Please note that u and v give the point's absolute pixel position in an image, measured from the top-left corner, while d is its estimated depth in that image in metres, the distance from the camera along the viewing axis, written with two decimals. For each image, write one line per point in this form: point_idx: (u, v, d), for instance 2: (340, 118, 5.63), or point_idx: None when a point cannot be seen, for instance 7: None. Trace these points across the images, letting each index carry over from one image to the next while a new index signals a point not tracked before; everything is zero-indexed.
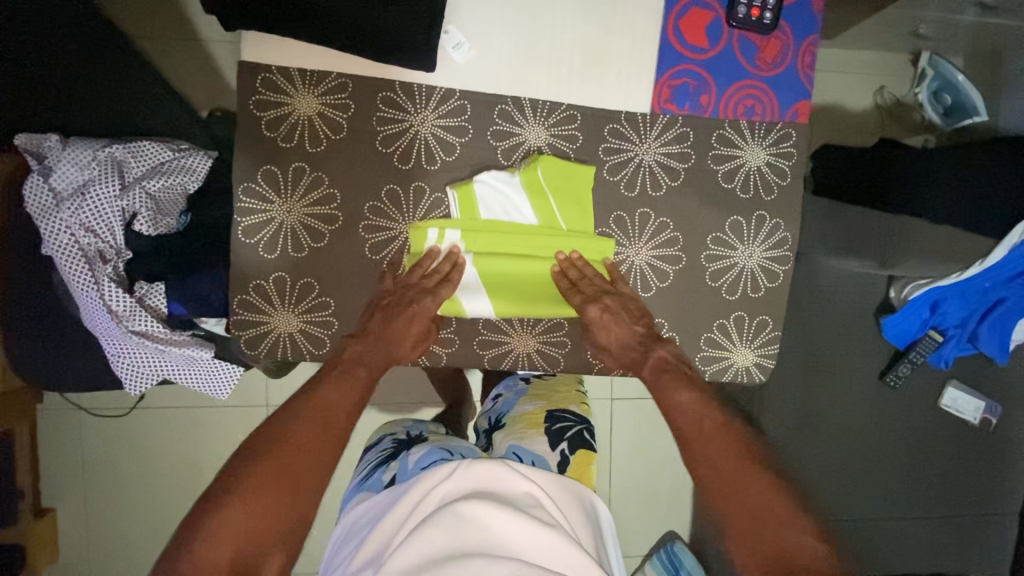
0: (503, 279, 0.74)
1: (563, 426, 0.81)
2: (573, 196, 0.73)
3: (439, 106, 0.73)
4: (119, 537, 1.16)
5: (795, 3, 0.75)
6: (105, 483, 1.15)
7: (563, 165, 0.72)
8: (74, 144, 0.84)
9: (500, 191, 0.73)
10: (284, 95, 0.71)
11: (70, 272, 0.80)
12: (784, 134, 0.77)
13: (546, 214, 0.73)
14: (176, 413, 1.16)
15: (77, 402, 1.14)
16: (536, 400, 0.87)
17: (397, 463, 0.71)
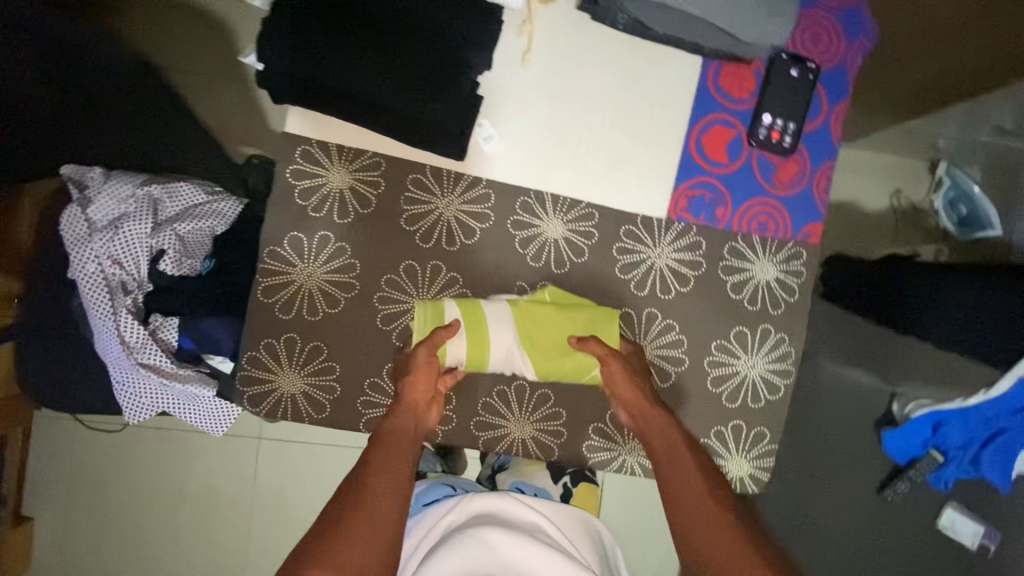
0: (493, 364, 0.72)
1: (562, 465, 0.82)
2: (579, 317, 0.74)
3: (466, 192, 0.77)
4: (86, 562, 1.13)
5: (813, 131, 0.79)
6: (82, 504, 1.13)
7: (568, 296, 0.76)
8: (116, 175, 0.80)
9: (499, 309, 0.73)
10: (321, 168, 0.75)
11: (90, 301, 0.77)
12: (795, 252, 0.79)
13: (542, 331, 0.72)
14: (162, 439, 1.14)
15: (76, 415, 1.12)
16: None
17: None
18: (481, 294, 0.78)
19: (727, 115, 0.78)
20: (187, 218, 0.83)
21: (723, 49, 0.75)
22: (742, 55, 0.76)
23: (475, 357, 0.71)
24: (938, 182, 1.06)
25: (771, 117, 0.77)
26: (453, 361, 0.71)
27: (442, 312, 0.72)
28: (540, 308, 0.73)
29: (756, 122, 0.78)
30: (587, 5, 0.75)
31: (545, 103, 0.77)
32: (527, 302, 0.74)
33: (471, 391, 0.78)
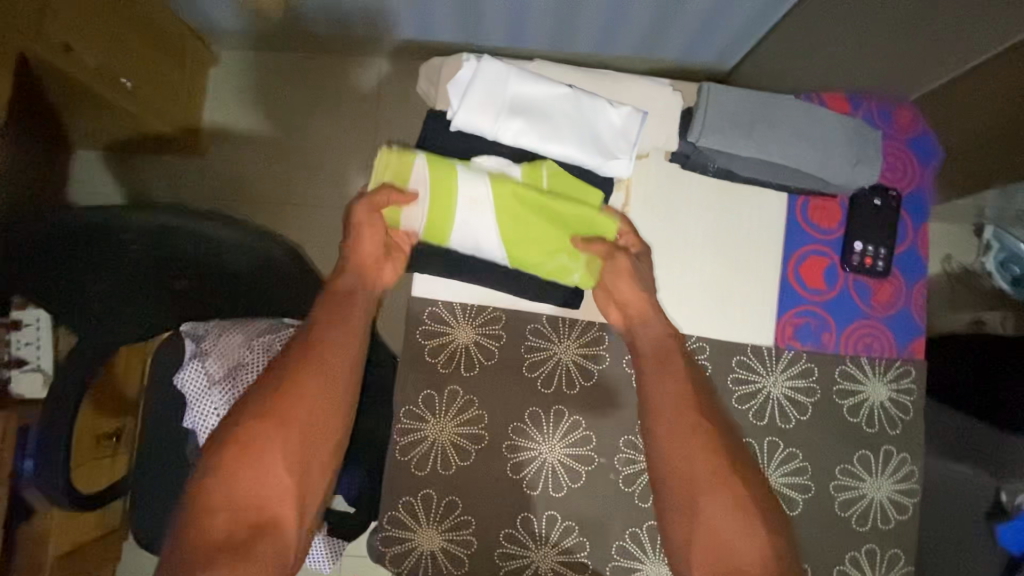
0: (445, 227, 0.72)
1: None
2: (556, 217, 0.72)
3: (581, 336, 0.80)
4: None
5: (902, 252, 0.83)
6: None
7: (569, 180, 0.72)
8: (228, 330, 0.87)
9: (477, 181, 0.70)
10: (447, 326, 0.79)
11: (208, 451, 0.83)
12: (904, 370, 0.81)
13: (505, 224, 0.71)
14: None
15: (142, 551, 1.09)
16: None
17: None
18: (605, 436, 0.79)
19: (819, 246, 0.83)
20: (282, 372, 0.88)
21: (808, 187, 0.80)
22: (828, 192, 0.81)
23: (436, 230, 0.72)
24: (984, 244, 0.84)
25: (863, 244, 0.82)
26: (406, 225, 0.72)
27: (411, 174, 0.70)
28: (523, 190, 0.70)
29: (847, 250, 0.82)
30: (678, 158, 0.81)
31: (648, 248, 0.82)
32: (515, 183, 0.70)
33: (603, 535, 0.78)
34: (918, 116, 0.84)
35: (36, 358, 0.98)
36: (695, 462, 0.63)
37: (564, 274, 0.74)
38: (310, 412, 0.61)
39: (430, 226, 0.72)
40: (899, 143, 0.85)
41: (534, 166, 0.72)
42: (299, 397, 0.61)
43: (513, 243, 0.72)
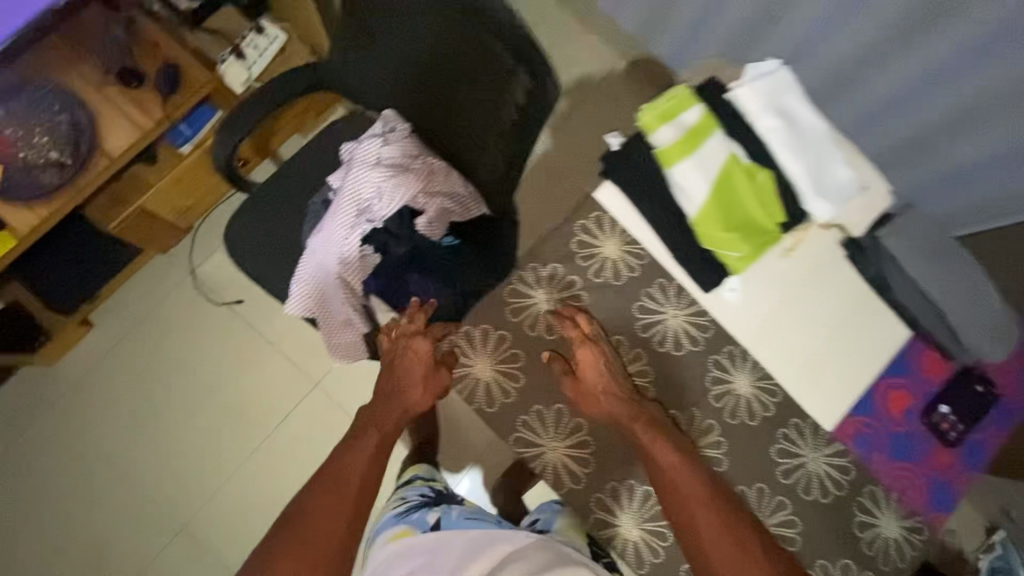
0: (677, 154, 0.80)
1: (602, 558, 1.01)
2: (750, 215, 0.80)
3: (688, 311, 1.00)
4: (120, 380, 1.46)
5: (972, 440, 0.93)
6: (151, 334, 1.48)
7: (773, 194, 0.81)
8: (412, 138, 1.11)
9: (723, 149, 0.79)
10: (598, 241, 1.09)
11: (341, 211, 1.08)
12: (916, 526, 0.91)
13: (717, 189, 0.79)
14: (237, 326, 1.50)
15: (207, 275, 1.49)
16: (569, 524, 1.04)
17: (440, 510, 0.95)
18: None
19: (915, 387, 0.92)
20: (427, 194, 1.08)
21: (933, 337, 0.91)
22: (950, 352, 0.91)
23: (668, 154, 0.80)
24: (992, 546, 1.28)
25: (948, 410, 0.91)
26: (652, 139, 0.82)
27: (683, 109, 0.82)
28: (744, 180, 0.80)
29: (932, 406, 0.91)
30: (850, 248, 0.91)
31: (785, 290, 0.91)
32: (742, 169, 0.80)
33: None
34: None
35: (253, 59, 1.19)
36: (708, 522, 0.73)
37: (727, 250, 0.81)
38: (329, 501, 0.89)
39: (672, 148, 0.80)
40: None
41: (761, 167, 0.81)
42: (301, 515, 0.86)
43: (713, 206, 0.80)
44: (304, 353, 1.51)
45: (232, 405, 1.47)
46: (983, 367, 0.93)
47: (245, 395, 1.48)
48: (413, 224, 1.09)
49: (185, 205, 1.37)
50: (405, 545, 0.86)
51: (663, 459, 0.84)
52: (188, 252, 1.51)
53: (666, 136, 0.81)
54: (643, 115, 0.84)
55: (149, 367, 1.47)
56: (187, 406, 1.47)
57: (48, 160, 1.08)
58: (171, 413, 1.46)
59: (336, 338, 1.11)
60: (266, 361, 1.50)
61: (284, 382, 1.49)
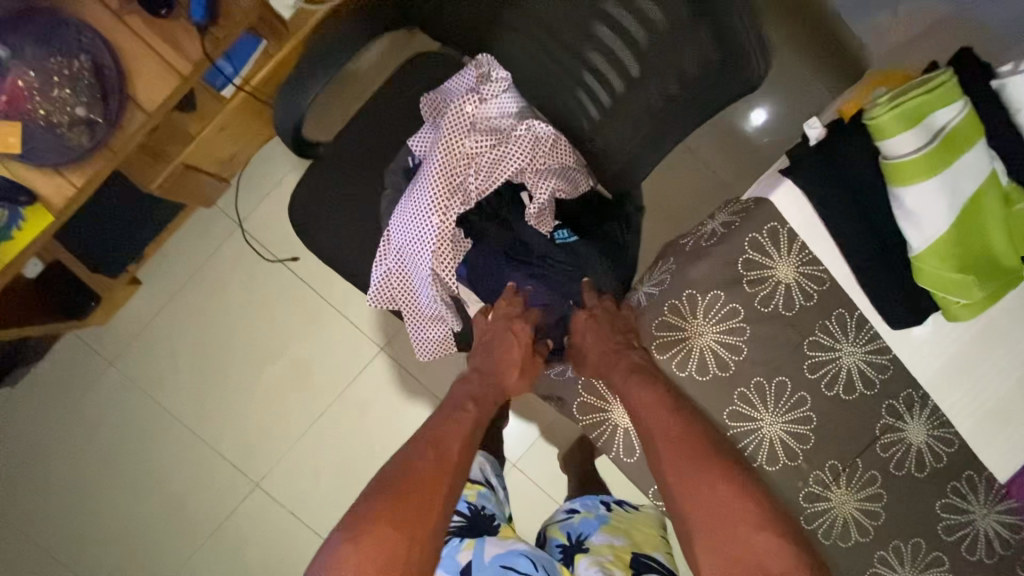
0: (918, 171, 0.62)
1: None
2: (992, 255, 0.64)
3: (873, 346, 0.73)
4: (174, 341, 1.37)
5: None
6: (205, 292, 1.37)
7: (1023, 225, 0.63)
8: (514, 96, 0.89)
9: (974, 168, 0.62)
10: (773, 254, 0.71)
11: (430, 190, 0.87)
12: None
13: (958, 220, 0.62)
14: (294, 286, 1.38)
15: (260, 230, 1.35)
16: (619, 534, 0.84)
17: (472, 549, 0.78)
18: (822, 450, 0.74)
19: None
20: (536, 170, 0.88)
21: None
22: None
23: (901, 170, 0.62)
24: None
25: None
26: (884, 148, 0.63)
27: (936, 106, 0.61)
28: (992, 209, 0.62)
29: None
30: None
31: (981, 325, 0.74)
32: (993, 193, 0.62)
33: None
34: None
35: None
36: (681, 468, 0.68)
37: (950, 291, 0.65)
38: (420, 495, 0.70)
39: (908, 166, 0.62)
40: None
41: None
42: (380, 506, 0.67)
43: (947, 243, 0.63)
44: (366, 318, 1.39)
45: (293, 370, 1.39)
46: None
47: (304, 360, 1.39)
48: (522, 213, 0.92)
49: (228, 154, 1.18)
50: None
51: (642, 397, 0.73)
52: (233, 204, 1.35)
53: (905, 144, 0.62)
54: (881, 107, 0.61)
55: (206, 329, 1.38)
56: (245, 369, 1.38)
57: (76, 117, 0.89)
58: (229, 377, 1.38)
59: (423, 333, 0.97)
60: (326, 326, 1.39)
61: (347, 349, 1.39)
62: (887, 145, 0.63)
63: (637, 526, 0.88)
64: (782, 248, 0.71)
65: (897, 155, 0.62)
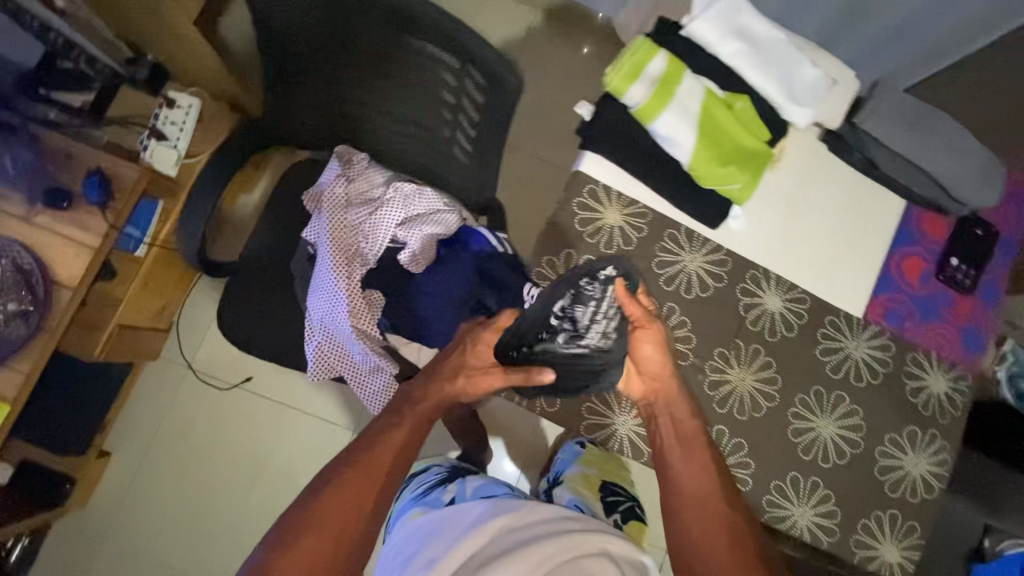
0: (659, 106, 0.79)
1: (615, 499, 1.07)
2: (743, 154, 0.81)
3: (708, 251, 0.93)
4: (156, 496, 1.41)
5: (988, 282, 0.96)
6: (174, 441, 1.43)
7: (753, 117, 0.81)
8: (377, 169, 1.07)
9: (695, 92, 0.79)
10: (599, 208, 0.91)
11: (331, 263, 1.02)
12: (962, 375, 0.93)
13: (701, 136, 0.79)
14: (256, 404, 1.47)
15: (207, 365, 1.46)
16: (588, 469, 1.13)
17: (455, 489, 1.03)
18: None
19: (923, 251, 0.95)
20: (412, 220, 1.05)
21: (931, 200, 0.94)
22: (944, 207, 0.94)
23: (645, 111, 0.79)
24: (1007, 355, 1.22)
25: (957, 261, 0.94)
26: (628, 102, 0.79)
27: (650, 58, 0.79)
28: (724, 113, 0.80)
29: (943, 260, 0.94)
30: (832, 140, 0.94)
31: (783, 202, 0.93)
32: (716, 102, 0.80)
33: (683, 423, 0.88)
34: None
35: (175, 138, 1.18)
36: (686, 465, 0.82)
37: (724, 182, 0.82)
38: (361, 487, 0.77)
39: (649, 107, 0.78)
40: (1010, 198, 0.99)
41: (734, 96, 0.81)
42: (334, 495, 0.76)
43: (707, 154, 0.80)
44: (331, 405, 1.48)
45: (278, 480, 1.44)
46: (975, 212, 0.96)
47: (286, 467, 1.45)
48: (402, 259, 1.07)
49: (158, 306, 1.31)
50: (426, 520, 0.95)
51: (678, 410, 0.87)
52: (178, 351, 1.45)
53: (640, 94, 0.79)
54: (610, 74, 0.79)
55: (187, 476, 1.43)
56: (233, 497, 1.43)
57: (10, 312, 1.00)
58: (220, 511, 1.42)
59: (370, 388, 1.08)
60: (299, 428, 1.47)
61: (324, 441, 1.46)
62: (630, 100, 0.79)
63: (606, 460, 1.16)
64: (607, 202, 0.91)
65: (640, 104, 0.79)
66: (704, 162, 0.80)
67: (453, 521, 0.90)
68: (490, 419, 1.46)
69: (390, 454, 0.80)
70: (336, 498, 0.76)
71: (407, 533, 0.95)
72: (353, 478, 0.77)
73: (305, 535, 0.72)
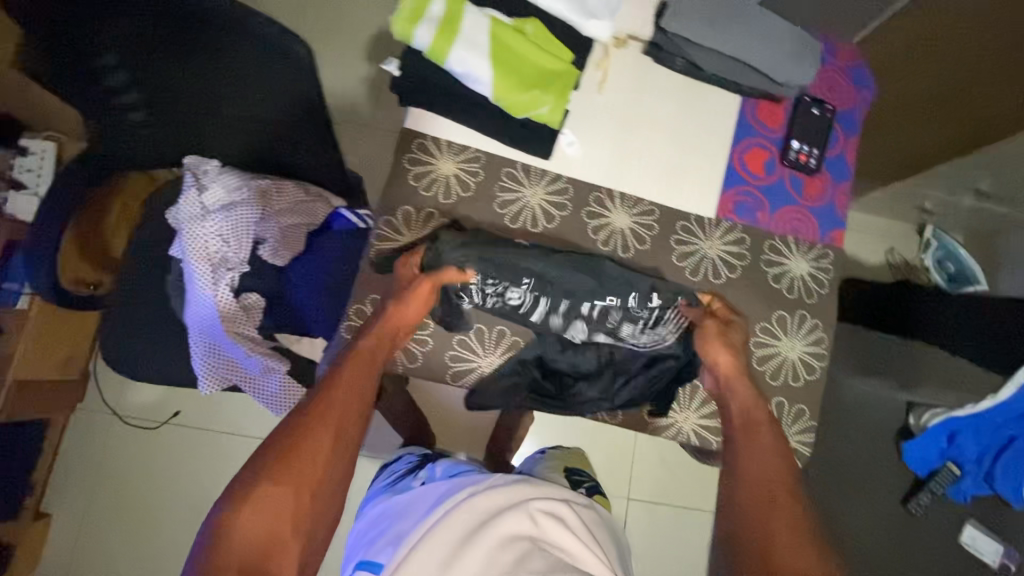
0: (448, 37, 0.78)
1: (580, 479, 1.12)
2: (544, 77, 0.82)
3: (548, 184, 0.91)
4: (103, 548, 1.40)
5: (834, 157, 0.96)
6: (112, 489, 1.42)
7: (547, 37, 0.82)
8: (229, 172, 1.08)
9: (481, 23, 0.80)
10: (431, 158, 0.89)
11: (196, 272, 1.02)
12: (823, 253, 0.94)
13: (497, 63, 0.80)
14: (188, 437, 1.46)
15: (131, 407, 1.45)
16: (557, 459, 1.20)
17: (425, 472, 1.00)
18: None
19: (763, 140, 0.96)
20: (274, 215, 1.08)
21: (760, 89, 0.95)
22: (775, 93, 0.95)
23: (435, 49, 0.78)
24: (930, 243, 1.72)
25: (798, 143, 0.95)
26: (416, 44, 0.78)
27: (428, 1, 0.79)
28: (515, 37, 0.81)
29: (784, 145, 0.95)
30: (652, 51, 0.95)
31: (613, 121, 0.94)
32: (506, 28, 0.81)
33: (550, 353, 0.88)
34: (855, 52, 1.00)
35: (35, 183, 1.20)
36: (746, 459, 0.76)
37: (534, 107, 0.82)
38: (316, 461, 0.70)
39: (438, 44, 0.78)
40: (841, 70, 0.99)
41: (524, 21, 0.82)
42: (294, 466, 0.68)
43: (509, 80, 0.80)
44: (265, 422, 1.48)
45: None
46: (806, 92, 0.97)
47: None
48: (263, 254, 1.08)
49: (63, 357, 1.31)
50: (392, 502, 0.93)
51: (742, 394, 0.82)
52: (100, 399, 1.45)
53: (427, 32, 0.78)
54: (394, 22, 0.78)
55: (131, 522, 1.41)
56: (180, 534, 1.42)
57: None
58: (170, 550, 1.41)
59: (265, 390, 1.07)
60: (236, 452, 1.46)
61: None
62: (419, 41, 0.78)
63: (572, 455, 1.24)
64: (437, 152, 0.89)
65: (428, 42, 0.78)
66: (508, 87, 0.80)
67: (423, 500, 0.90)
68: (424, 403, 1.46)
69: (347, 413, 0.75)
70: (293, 474, 0.68)
71: (371, 515, 0.93)
72: (317, 434, 0.71)
73: (265, 486, 0.66)
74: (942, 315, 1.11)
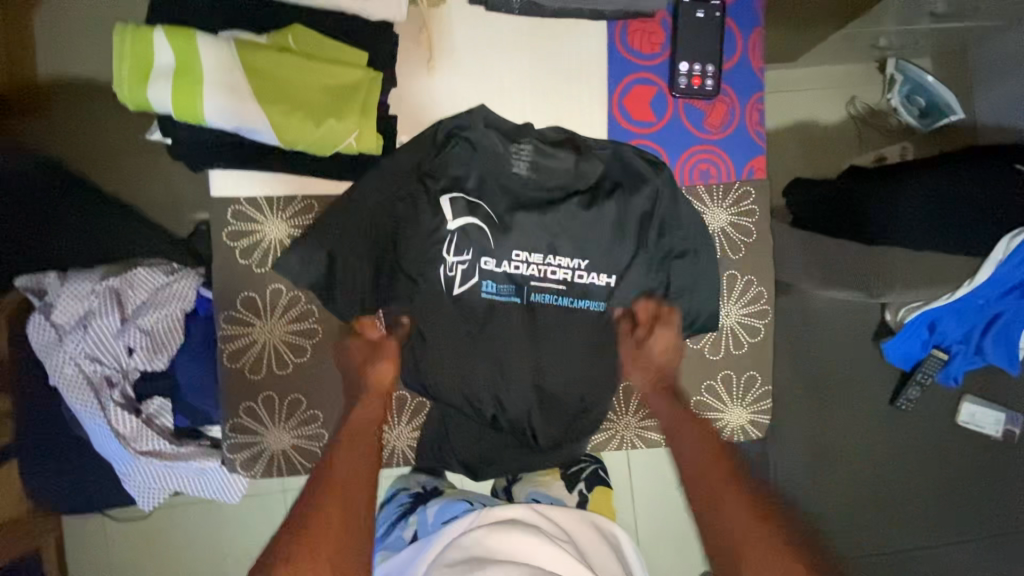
0: (191, 85, 0.68)
1: (579, 468, 1.03)
2: (331, 92, 0.73)
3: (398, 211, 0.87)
4: None
5: (733, 68, 0.87)
6: None
7: (330, 44, 0.75)
8: (72, 279, 0.94)
9: (225, 54, 0.70)
10: (258, 223, 0.88)
11: (81, 402, 0.92)
12: (743, 192, 0.90)
13: (267, 96, 0.70)
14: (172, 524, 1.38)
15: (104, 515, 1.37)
16: None
17: (415, 521, 0.88)
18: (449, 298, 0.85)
19: (646, 74, 0.86)
20: (137, 312, 0.95)
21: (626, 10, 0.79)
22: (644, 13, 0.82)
23: (183, 107, 0.69)
24: (893, 79, 1.43)
25: (687, 65, 0.84)
26: (159, 107, 0.69)
27: (148, 48, 0.68)
28: (290, 61, 0.72)
29: (672, 72, 0.85)
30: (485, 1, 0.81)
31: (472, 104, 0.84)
32: (269, 52, 0.72)
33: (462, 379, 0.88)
34: None
35: None
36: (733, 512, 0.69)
37: (340, 139, 0.72)
38: (358, 484, 0.72)
39: (183, 98, 0.68)
40: None
41: (284, 37, 0.73)
42: (346, 478, 0.72)
43: (298, 116, 0.71)
44: None
45: None
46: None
47: None
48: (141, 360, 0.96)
49: None
50: (390, 565, 0.82)
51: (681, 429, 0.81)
52: None
53: (162, 88, 0.68)
54: (117, 89, 0.67)
55: None
56: None
57: None
58: None
59: (213, 486, 1.01)
60: None
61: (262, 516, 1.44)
62: (157, 101, 0.68)
63: None
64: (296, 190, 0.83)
65: (169, 100, 0.68)
66: (300, 122, 0.71)
67: (417, 556, 0.78)
68: None
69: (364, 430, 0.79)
70: (341, 493, 0.70)
71: None
72: (343, 451, 0.76)
73: (313, 516, 0.67)
74: (900, 204, 0.92)
